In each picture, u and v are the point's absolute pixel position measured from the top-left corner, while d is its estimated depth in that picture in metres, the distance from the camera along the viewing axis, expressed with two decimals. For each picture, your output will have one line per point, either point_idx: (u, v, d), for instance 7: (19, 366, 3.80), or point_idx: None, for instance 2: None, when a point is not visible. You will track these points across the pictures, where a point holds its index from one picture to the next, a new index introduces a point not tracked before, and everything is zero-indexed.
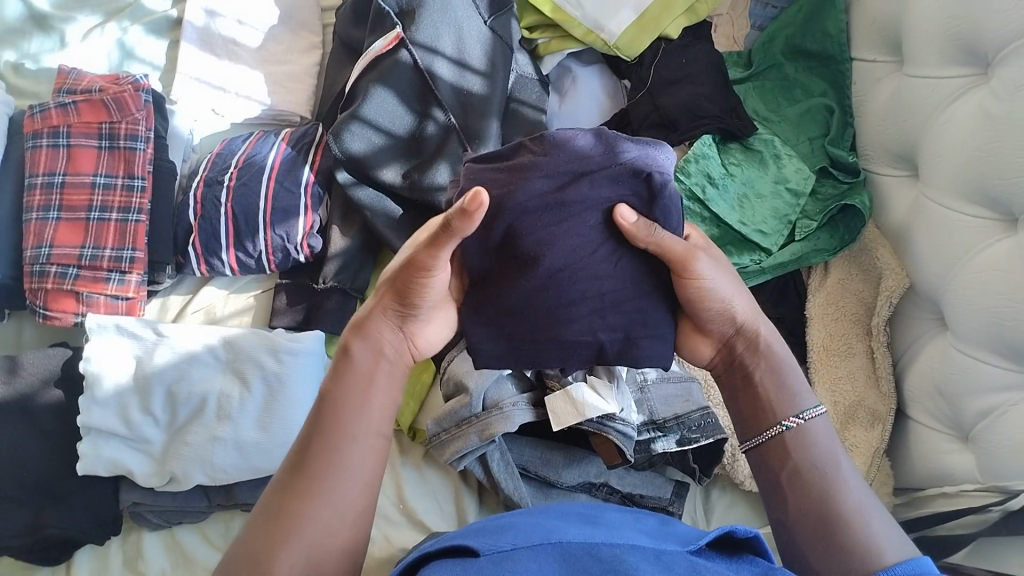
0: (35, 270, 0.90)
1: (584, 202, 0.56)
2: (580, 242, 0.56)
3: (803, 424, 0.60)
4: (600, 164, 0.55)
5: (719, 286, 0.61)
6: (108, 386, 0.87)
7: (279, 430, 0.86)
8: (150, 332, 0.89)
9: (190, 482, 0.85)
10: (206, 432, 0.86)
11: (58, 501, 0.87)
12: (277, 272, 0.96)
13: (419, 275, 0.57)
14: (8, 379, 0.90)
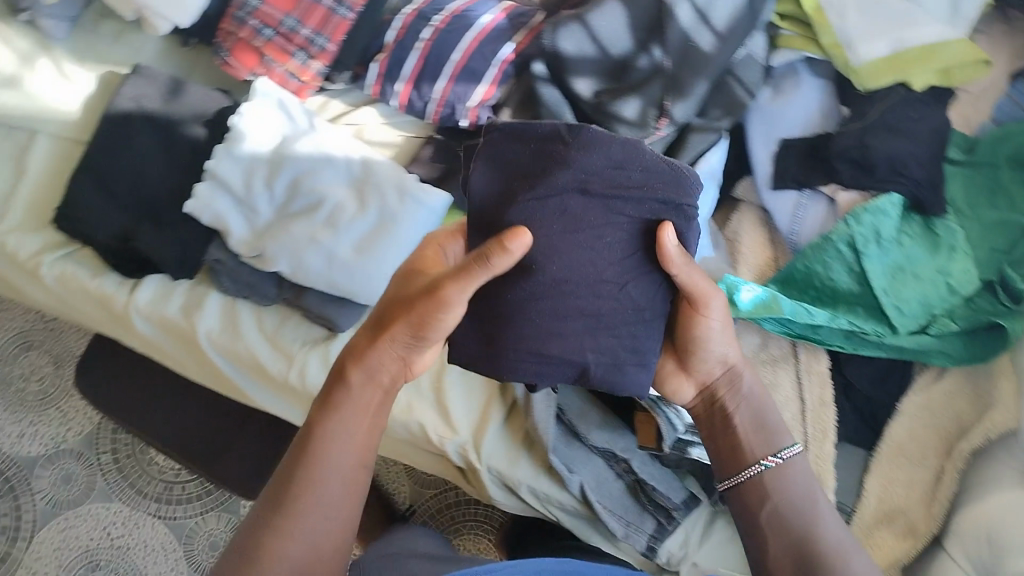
0: (237, 17, 0.93)
1: (601, 220, 0.63)
2: (598, 257, 0.63)
3: (780, 462, 0.70)
4: (634, 172, 0.63)
5: (720, 335, 0.71)
6: (247, 146, 0.89)
7: (371, 262, 0.86)
8: (305, 121, 0.91)
9: (274, 266, 0.87)
10: (308, 231, 0.87)
11: (157, 225, 0.90)
12: (437, 126, 0.96)
13: (439, 311, 0.63)
14: (167, 99, 0.93)
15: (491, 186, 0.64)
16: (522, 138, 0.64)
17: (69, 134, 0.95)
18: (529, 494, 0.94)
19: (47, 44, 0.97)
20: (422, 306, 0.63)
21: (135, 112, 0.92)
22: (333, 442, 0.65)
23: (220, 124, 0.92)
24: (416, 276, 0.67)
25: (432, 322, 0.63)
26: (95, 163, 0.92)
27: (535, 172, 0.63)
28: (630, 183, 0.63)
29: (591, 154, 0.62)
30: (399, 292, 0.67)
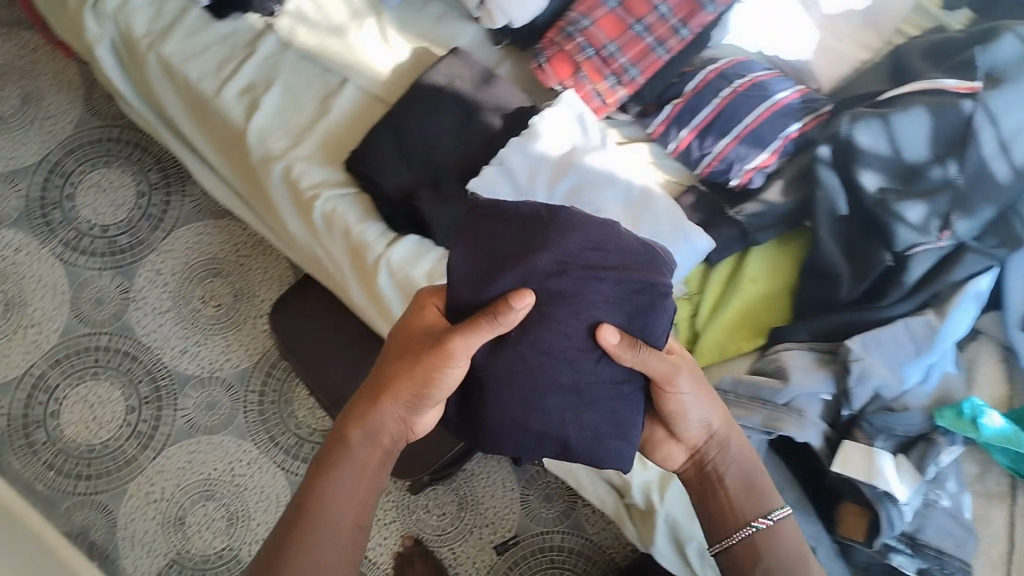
0: (564, 31, 0.97)
1: (579, 298, 0.66)
2: (580, 333, 0.66)
3: (769, 524, 0.72)
4: (610, 253, 0.67)
5: (693, 402, 0.71)
6: (540, 146, 0.94)
7: None
8: (598, 138, 0.96)
9: None
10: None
11: (438, 192, 0.96)
12: (701, 178, 0.99)
13: (441, 365, 0.66)
14: (477, 85, 0.99)
15: (469, 271, 0.68)
16: (507, 223, 0.68)
17: (376, 91, 1.02)
18: (695, 553, 0.90)
19: (377, 6, 1.05)
20: (418, 368, 0.67)
21: (444, 87, 0.99)
22: (331, 487, 0.69)
23: (517, 122, 0.98)
24: (411, 344, 0.69)
25: (436, 374, 0.67)
26: (397, 122, 0.98)
27: (509, 261, 0.67)
28: (602, 264, 0.67)
29: (569, 232, 0.67)
30: (405, 344, 0.69)
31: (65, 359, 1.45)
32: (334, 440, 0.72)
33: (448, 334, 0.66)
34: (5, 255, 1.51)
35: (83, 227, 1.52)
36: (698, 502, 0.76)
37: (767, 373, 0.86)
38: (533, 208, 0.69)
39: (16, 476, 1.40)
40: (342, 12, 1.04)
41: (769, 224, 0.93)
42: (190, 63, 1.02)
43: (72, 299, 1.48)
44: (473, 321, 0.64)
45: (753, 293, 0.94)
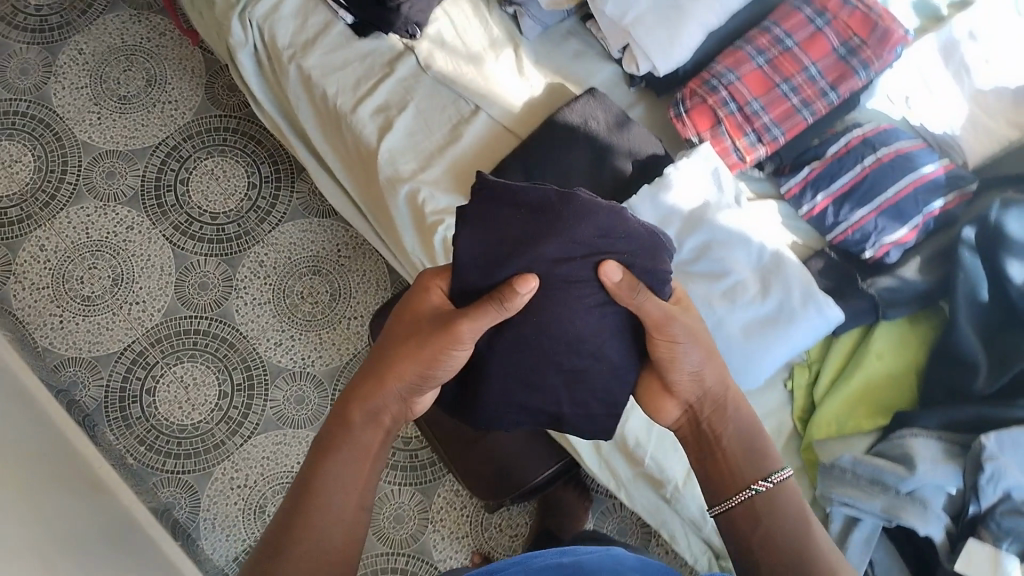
0: (708, 82, 0.94)
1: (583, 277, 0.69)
2: (583, 294, 0.70)
3: (769, 486, 0.74)
4: (617, 237, 0.69)
5: (692, 356, 0.73)
6: (672, 197, 0.92)
7: (754, 349, 0.88)
8: (731, 196, 0.94)
9: None
10: (706, 297, 0.89)
11: None
12: (831, 244, 0.97)
13: (449, 347, 0.70)
14: (613, 127, 0.98)
15: (472, 262, 0.70)
16: (511, 206, 0.69)
17: (507, 124, 1.03)
18: None
19: (515, 38, 1.06)
20: (426, 349, 0.71)
21: (579, 126, 0.98)
22: (334, 467, 0.71)
23: (649, 168, 0.97)
24: (417, 328, 0.73)
25: (443, 354, 0.71)
26: (529, 156, 0.97)
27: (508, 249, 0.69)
28: (595, 247, 0.69)
29: (573, 220, 0.68)
30: (411, 332, 0.73)
31: (164, 339, 1.46)
32: (336, 420, 0.74)
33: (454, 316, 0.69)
34: (115, 230, 1.50)
35: (193, 211, 1.52)
36: (696, 460, 0.78)
37: (890, 453, 0.86)
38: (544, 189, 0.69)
39: (108, 447, 1.40)
40: (480, 41, 1.05)
41: (903, 301, 0.91)
42: (327, 77, 1.03)
43: (177, 281, 1.49)
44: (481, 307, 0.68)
45: (877, 370, 0.92)
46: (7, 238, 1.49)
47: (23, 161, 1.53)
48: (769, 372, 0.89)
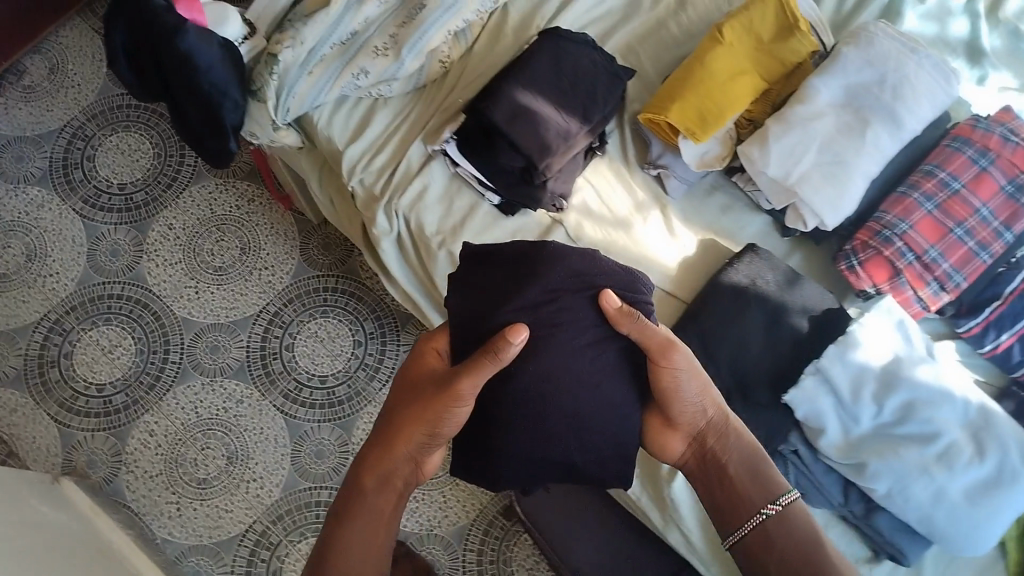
0: (881, 233, 0.93)
1: (574, 315, 0.77)
2: (578, 334, 0.77)
3: (778, 511, 0.76)
4: (600, 274, 0.78)
5: (689, 385, 0.78)
6: (864, 356, 0.90)
7: (982, 513, 0.85)
8: (921, 349, 0.92)
9: (875, 481, 0.86)
10: (922, 461, 0.85)
11: (750, 401, 0.91)
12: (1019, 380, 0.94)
13: (444, 410, 0.76)
14: (785, 285, 0.96)
15: (468, 302, 0.79)
16: (493, 261, 0.81)
17: (669, 288, 1.01)
18: None
19: (661, 199, 1.05)
20: (433, 399, 0.77)
21: (749, 288, 0.95)
22: (360, 522, 0.77)
23: (827, 323, 0.94)
24: (426, 390, 0.79)
25: (443, 415, 0.77)
26: (702, 323, 0.94)
27: (504, 290, 0.78)
28: (583, 284, 0.78)
29: (553, 266, 0.78)
30: (421, 394, 0.79)
31: (286, 515, 1.41)
32: (358, 482, 0.80)
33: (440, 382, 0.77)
34: (224, 405, 1.46)
35: (301, 376, 1.48)
36: (702, 489, 0.81)
37: None
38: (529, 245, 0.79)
39: None
40: (625, 204, 1.04)
41: None
42: None
43: (292, 452, 1.44)
44: (464, 367, 0.74)
45: None
46: (114, 426, 1.45)
47: (123, 344, 1.49)
48: (993, 536, 0.86)
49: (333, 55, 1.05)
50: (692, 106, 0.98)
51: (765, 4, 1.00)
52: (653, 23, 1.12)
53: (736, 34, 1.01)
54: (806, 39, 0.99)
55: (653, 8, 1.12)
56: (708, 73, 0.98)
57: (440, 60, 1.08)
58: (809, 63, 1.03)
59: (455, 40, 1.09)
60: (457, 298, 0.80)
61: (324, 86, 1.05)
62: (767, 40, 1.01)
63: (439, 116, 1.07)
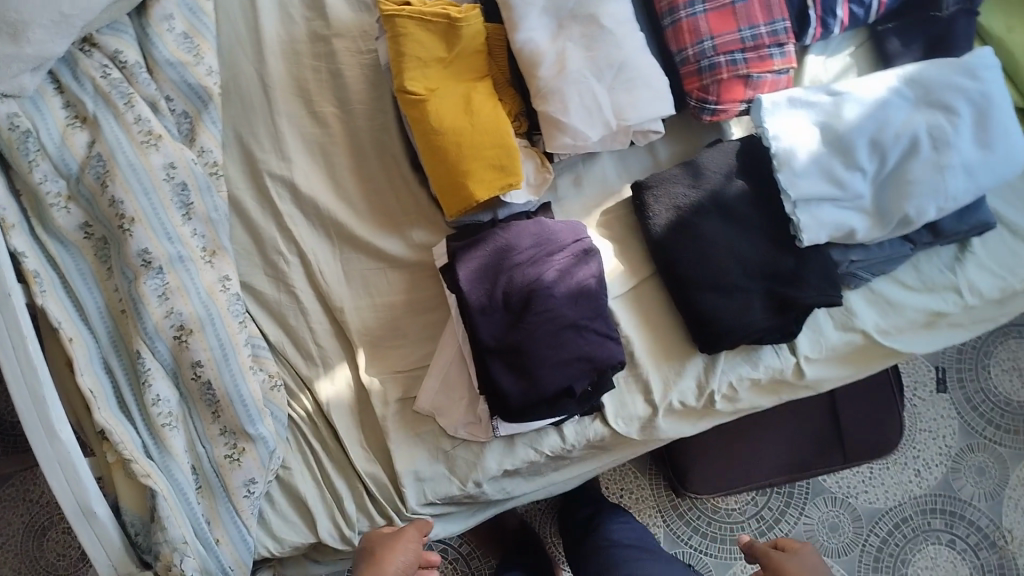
0: (703, 67, 0.89)
1: (551, 253, 0.86)
2: (555, 283, 0.85)
3: None
4: (551, 231, 0.87)
5: (813, 565, 0.98)
6: (802, 156, 0.90)
7: (998, 144, 0.89)
8: (825, 96, 0.91)
9: (925, 218, 0.89)
10: (928, 164, 0.88)
11: (789, 279, 0.92)
12: (875, 20, 0.97)
13: (399, 549, 0.87)
14: (698, 182, 0.93)
15: (481, 281, 0.85)
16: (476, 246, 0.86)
17: (631, 285, 0.96)
18: None
19: None
20: (387, 545, 0.87)
21: (683, 216, 0.93)
22: None
23: (751, 165, 0.94)
24: (374, 548, 0.88)
25: (396, 555, 0.86)
26: (696, 280, 0.92)
27: (497, 260, 0.86)
28: (551, 243, 0.87)
29: (521, 235, 0.86)
30: (369, 552, 0.87)
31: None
32: None
33: (393, 536, 0.88)
34: None
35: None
36: None
37: None
38: (489, 233, 0.87)
39: None
40: None
41: None
42: (516, 452, 0.95)
43: None
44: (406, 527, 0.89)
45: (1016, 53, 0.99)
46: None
47: None
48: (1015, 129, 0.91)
49: (210, 507, 0.87)
50: (482, 169, 0.87)
51: (410, 33, 0.87)
52: (346, 141, 0.98)
53: (426, 81, 0.88)
54: (471, 19, 0.87)
55: (328, 132, 0.98)
56: (457, 135, 0.87)
57: (271, 386, 0.92)
58: (489, 24, 0.90)
59: (256, 357, 0.92)
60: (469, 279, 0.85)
61: (239, 529, 0.88)
62: (447, 55, 0.88)
63: (346, 419, 0.94)
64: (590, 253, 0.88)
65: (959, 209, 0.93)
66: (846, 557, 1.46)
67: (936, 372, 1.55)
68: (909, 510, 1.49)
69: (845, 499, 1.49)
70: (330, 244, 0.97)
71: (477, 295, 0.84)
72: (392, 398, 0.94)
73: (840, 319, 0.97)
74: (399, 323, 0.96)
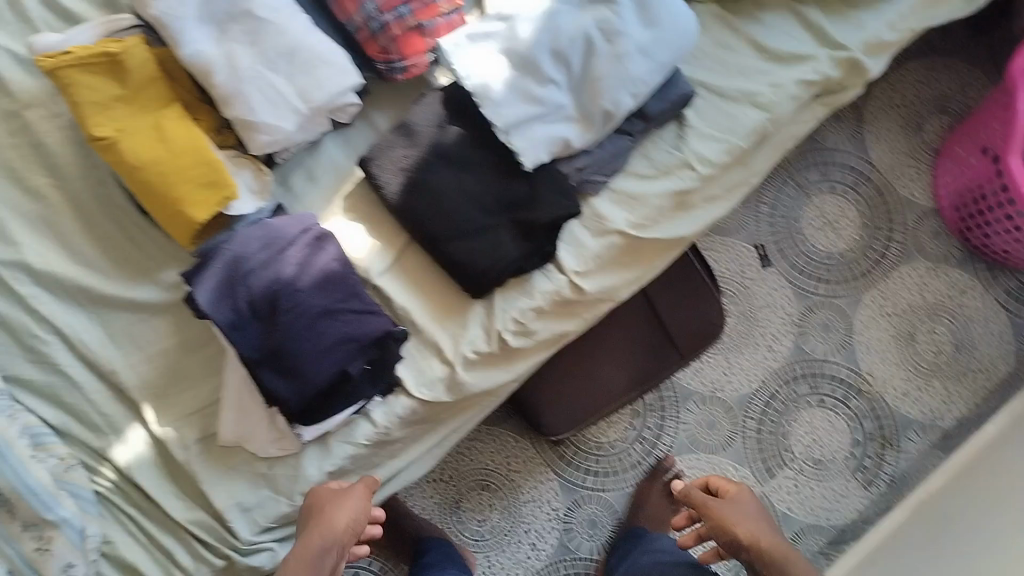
0: (375, 29, 0.93)
1: (282, 250, 0.84)
2: (296, 276, 0.83)
3: None
4: (276, 229, 0.85)
5: (749, 508, 1.00)
6: (496, 86, 0.93)
7: (664, 16, 0.93)
8: (499, 25, 0.95)
9: (623, 107, 0.93)
10: (608, 57, 0.93)
11: (529, 203, 0.94)
12: None
13: (347, 505, 0.86)
14: (414, 141, 0.95)
15: (222, 299, 0.82)
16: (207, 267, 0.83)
17: (393, 258, 0.96)
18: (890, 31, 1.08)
19: None
20: (338, 500, 0.86)
21: (412, 176, 0.94)
22: None
23: (462, 111, 0.96)
24: (321, 502, 0.87)
25: (344, 511, 0.85)
26: (442, 232, 0.93)
27: (231, 272, 0.83)
28: (280, 239, 0.84)
29: (246, 241, 0.84)
30: (314, 509, 0.86)
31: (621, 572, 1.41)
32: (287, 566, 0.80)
33: (354, 488, 0.88)
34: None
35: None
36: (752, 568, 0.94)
37: None
38: (215, 249, 0.83)
39: None
40: None
41: None
42: (333, 452, 0.92)
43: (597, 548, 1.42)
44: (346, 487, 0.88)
45: None
46: None
47: None
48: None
49: None
50: (193, 189, 0.88)
51: (77, 81, 0.87)
52: (71, 208, 0.97)
53: (112, 122, 0.88)
54: (132, 51, 0.87)
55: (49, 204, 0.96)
56: (157, 165, 0.87)
57: (64, 467, 0.89)
58: (158, 51, 0.91)
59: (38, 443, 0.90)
60: (209, 301, 0.81)
61: None
62: (124, 91, 0.88)
63: (154, 474, 0.92)
64: (325, 238, 0.86)
65: (657, 89, 0.98)
66: (732, 449, 1.52)
67: (760, 249, 1.58)
68: (774, 384, 1.55)
69: (714, 395, 1.53)
70: (86, 311, 0.95)
71: (222, 313, 0.81)
72: (191, 440, 0.92)
73: (594, 228, 1.00)
74: (179, 366, 0.95)
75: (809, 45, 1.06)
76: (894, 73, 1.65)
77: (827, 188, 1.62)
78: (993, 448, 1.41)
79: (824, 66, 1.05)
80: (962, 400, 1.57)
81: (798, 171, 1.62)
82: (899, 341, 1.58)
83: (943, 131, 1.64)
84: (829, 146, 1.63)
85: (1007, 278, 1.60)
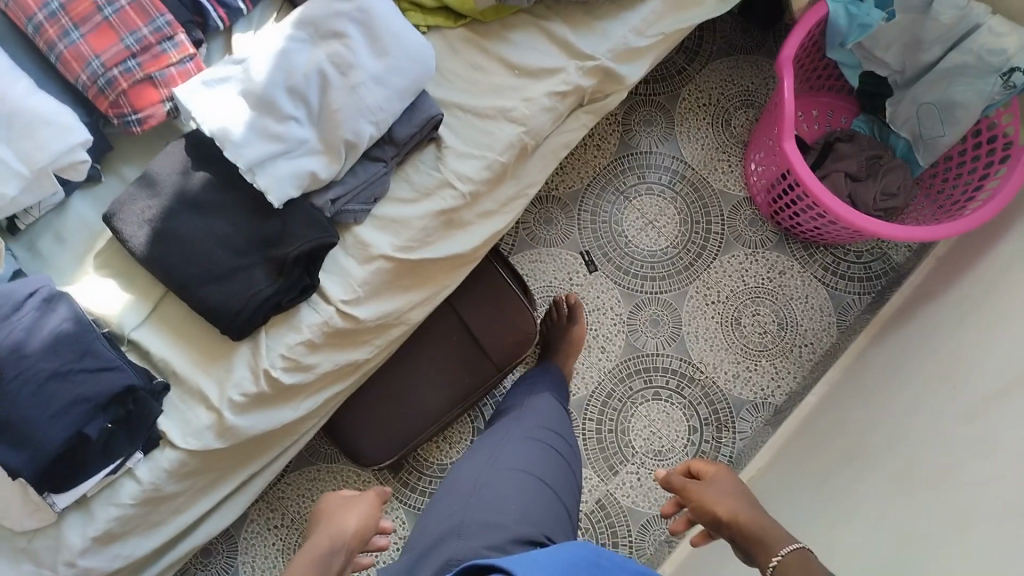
0: (102, 85, 0.94)
1: (7, 316, 0.85)
2: (23, 342, 0.84)
3: (780, 559, 0.79)
4: (1, 295, 0.86)
5: (723, 485, 0.92)
6: (236, 129, 0.92)
7: (396, 47, 0.96)
8: (235, 68, 0.95)
9: (365, 136, 0.95)
10: (343, 89, 0.94)
11: (278, 242, 0.95)
12: None
13: (355, 509, 0.91)
14: (156, 190, 0.95)
15: None
16: None
17: (149, 310, 0.97)
18: (638, 36, 1.12)
19: None
20: (346, 507, 0.92)
21: (156, 226, 0.94)
22: None
23: (205, 153, 0.96)
24: (330, 509, 0.92)
25: (354, 514, 0.90)
26: (191, 278, 0.93)
27: None
28: (4, 305, 0.85)
29: None
30: (326, 514, 0.92)
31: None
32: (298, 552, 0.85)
33: (359, 497, 0.94)
34: None
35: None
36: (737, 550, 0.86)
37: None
38: None
39: None
40: None
41: None
42: (96, 516, 0.92)
43: None
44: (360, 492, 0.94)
45: None
46: None
47: None
48: (410, 29, 0.98)
49: None
50: None
51: None
52: None
53: None
54: None
55: None
56: None
57: None
58: None
59: None
60: None
61: None
62: None
63: None
64: (55, 298, 0.88)
65: (403, 113, 1.00)
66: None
67: (582, 253, 1.51)
68: (609, 385, 1.47)
69: None
70: None
71: None
72: None
73: (359, 255, 1.01)
74: None
75: (558, 58, 1.09)
76: (697, 71, 1.60)
77: (642, 186, 1.55)
78: (822, 410, 1.36)
79: (573, 77, 1.09)
80: (793, 378, 1.49)
81: (611, 176, 1.55)
82: (725, 327, 1.50)
83: (752, 122, 1.58)
84: (641, 148, 1.56)
85: (823, 254, 1.54)
